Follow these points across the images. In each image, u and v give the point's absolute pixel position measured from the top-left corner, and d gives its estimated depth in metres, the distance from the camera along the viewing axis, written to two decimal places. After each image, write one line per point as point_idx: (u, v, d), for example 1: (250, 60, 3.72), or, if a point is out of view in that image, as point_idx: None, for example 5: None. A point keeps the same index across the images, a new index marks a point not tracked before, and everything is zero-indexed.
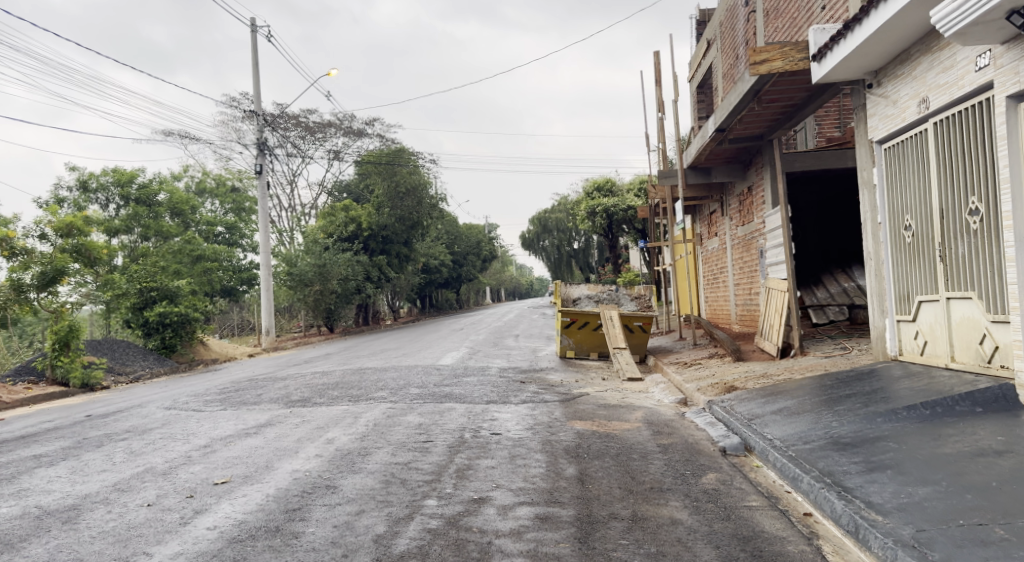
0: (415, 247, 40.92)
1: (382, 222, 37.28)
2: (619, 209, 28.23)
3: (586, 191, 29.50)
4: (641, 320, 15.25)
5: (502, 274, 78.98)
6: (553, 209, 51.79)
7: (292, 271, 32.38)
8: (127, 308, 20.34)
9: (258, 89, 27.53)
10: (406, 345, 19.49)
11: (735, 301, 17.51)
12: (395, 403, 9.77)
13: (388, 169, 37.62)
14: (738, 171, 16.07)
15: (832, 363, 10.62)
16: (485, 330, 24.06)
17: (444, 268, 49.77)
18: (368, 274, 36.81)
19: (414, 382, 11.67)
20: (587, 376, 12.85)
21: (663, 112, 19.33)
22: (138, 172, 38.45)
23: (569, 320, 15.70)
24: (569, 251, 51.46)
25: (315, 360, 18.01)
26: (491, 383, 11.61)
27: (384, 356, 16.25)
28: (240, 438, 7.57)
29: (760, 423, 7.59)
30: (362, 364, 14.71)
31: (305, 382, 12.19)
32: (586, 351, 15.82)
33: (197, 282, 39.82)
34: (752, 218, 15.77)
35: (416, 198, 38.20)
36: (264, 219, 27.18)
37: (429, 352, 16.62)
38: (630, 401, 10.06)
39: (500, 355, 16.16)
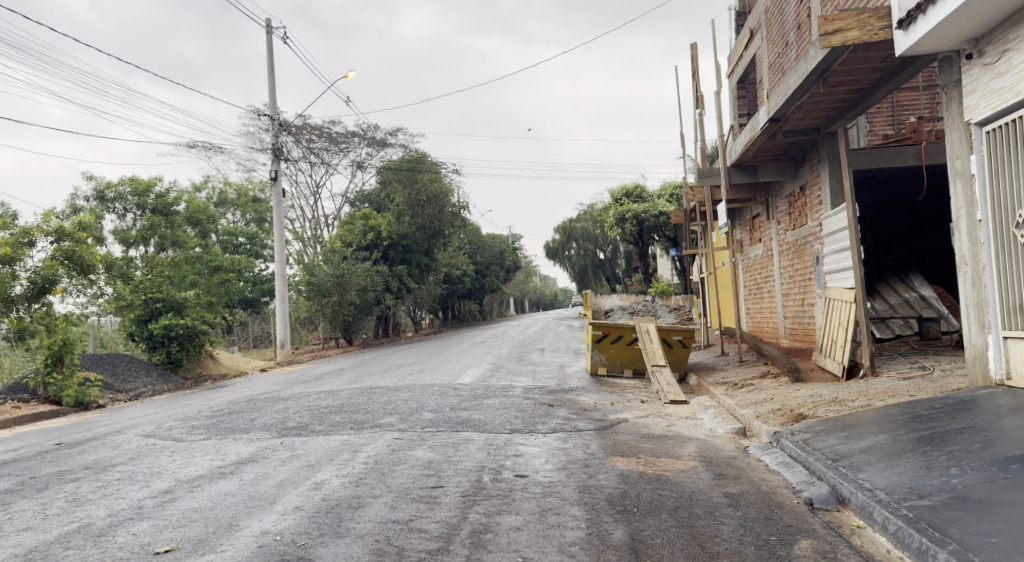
0: (436, 256, 39.70)
1: (402, 231, 36.10)
2: (650, 215, 26.66)
3: (614, 197, 28.11)
4: (682, 334, 13.75)
5: (525, 285, 77.74)
6: (579, 218, 50.35)
7: (311, 281, 31.24)
8: (132, 320, 19.17)
9: (275, 92, 26.50)
10: (423, 360, 18.11)
11: (784, 313, 15.97)
12: (403, 432, 8.37)
13: (408, 176, 36.35)
14: (789, 169, 14.61)
15: (915, 387, 9.10)
16: (509, 343, 22.62)
17: (466, 279, 48.55)
18: (387, 285, 35.63)
19: (428, 405, 10.28)
20: (624, 397, 11.37)
21: (701, 108, 17.86)
22: (156, 181, 37.56)
23: (601, 333, 14.24)
24: (595, 261, 50.01)
25: (325, 376, 16.66)
26: (515, 406, 10.19)
27: (398, 373, 14.87)
28: (209, 481, 6.21)
29: (851, 468, 6.13)
30: (373, 382, 13.35)
31: (306, 404, 10.86)
32: (619, 367, 14.35)
33: (215, 293, 38.80)
34: (805, 221, 14.28)
35: (438, 206, 36.97)
36: (280, 227, 26.02)
37: (448, 369, 15.21)
38: (679, 431, 8.58)
39: (525, 373, 14.71)
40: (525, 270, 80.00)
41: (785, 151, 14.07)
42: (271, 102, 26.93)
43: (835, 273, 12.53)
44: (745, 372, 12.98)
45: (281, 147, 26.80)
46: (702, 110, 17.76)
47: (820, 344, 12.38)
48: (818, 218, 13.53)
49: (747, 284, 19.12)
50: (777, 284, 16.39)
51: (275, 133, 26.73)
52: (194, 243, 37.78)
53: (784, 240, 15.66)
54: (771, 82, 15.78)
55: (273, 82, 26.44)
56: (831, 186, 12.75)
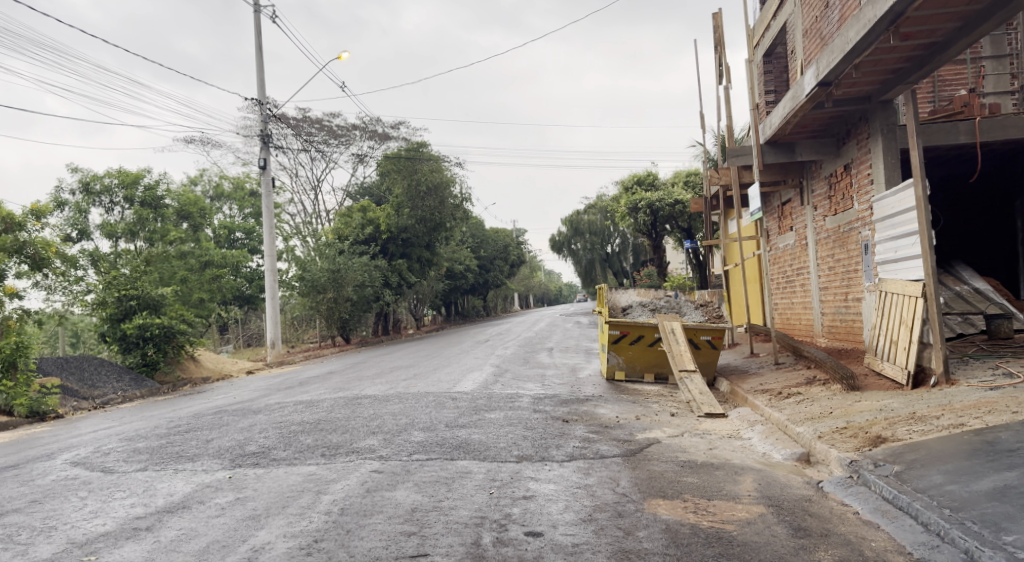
0: (438, 250, 38.08)
1: (402, 224, 34.47)
2: (665, 203, 24.86)
3: (625, 185, 26.44)
4: (712, 334, 12.12)
5: (530, 280, 76.20)
6: (586, 210, 48.61)
7: (306, 277, 29.65)
8: (103, 319, 17.49)
9: (264, 77, 24.89)
10: (420, 362, 16.47)
11: (823, 309, 14.35)
12: (386, 460, 6.73)
13: (407, 167, 34.67)
14: (830, 147, 12.99)
15: (1015, 400, 7.46)
16: (514, 342, 20.89)
17: (469, 274, 47.02)
18: (386, 280, 34.07)
19: (420, 422, 8.63)
20: (650, 409, 9.73)
21: (726, 80, 16.08)
22: (145, 173, 35.85)
23: (619, 333, 12.57)
24: (602, 254, 48.46)
25: (311, 380, 14.99)
26: (524, 424, 8.53)
27: (390, 378, 13.22)
28: (110, 547, 4.57)
29: (985, 527, 4.52)
30: (361, 390, 11.71)
31: (278, 420, 9.21)
32: (639, 372, 12.73)
33: (207, 290, 37.16)
34: (849, 204, 12.66)
35: (439, 197, 35.33)
36: (270, 218, 24.39)
37: (448, 374, 13.56)
38: (727, 459, 6.94)
39: (533, 378, 13.06)
40: (530, 264, 78.44)
41: (826, 124, 12.48)
42: (259, 87, 25.27)
43: (892, 264, 10.88)
44: (786, 377, 11.36)
45: (270, 134, 25.19)
46: (728, 84, 15.98)
47: (874, 346, 10.77)
48: (866, 201, 11.93)
49: (774, 277, 17.50)
50: (813, 277, 14.77)
51: (263, 121, 25.14)
52: (186, 237, 36.18)
53: (823, 227, 14.05)
54: (807, 50, 14.11)
55: (262, 65, 24.82)
56: (885, 163, 11.10)
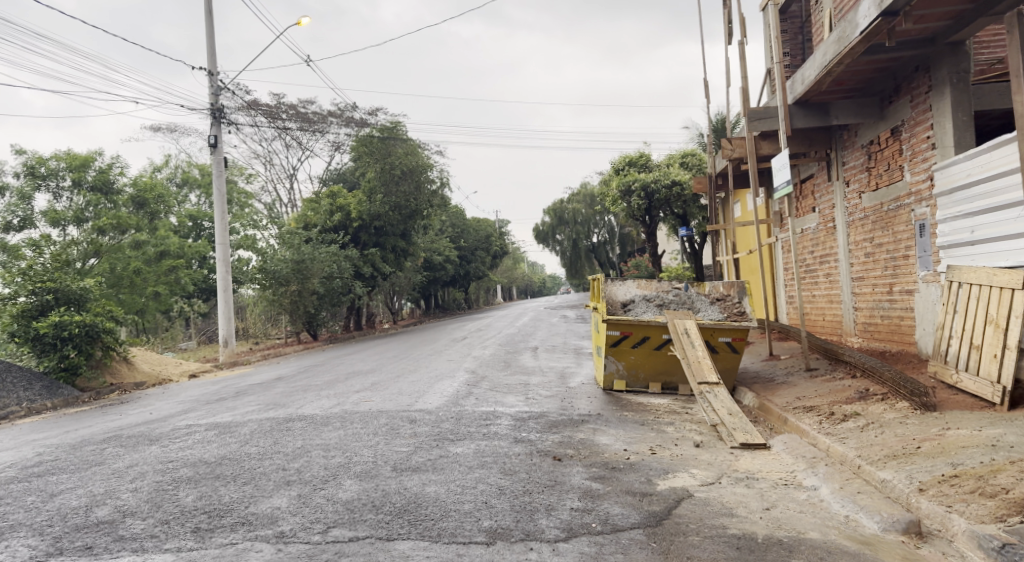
0: (414, 240, 35.61)
1: (374, 211, 31.90)
2: (661, 185, 22.52)
3: (616, 167, 24.13)
4: (732, 334, 9.88)
5: (514, 272, 73.87)
6: (570, 199, 46.20)
7: (268, 268, 27.08)
8: (11, 316, 14.97)
9: (214, 45, 22.32)
10: (383, 366, 14.06)
11: (857, 304, 12.12)
12: (286, 547, 4.42)
13: (380, 149, 32.07)
14: (870, 108, 10.80)
15: None
16: (495, 341, 18.53)
17: (449, 265, 44.62)
18: (357, 271, 31.55)
19: (358, 464, 6.28)
20: (667, 437, 7.47)
21: (740, 35, 13.78)
22: (97, 156, 33.10)
23: (619, 335, 10.29)
24: (587, 245, 46.26)
25: (251, 390, 12.53)
26: (500, 465, 6.21)
27: (341, 390, 10.84)
28: None
29: None
30: (299, 408, 9.33)
31: (169, 459, 6.82)
32: (643, 381, 10.50)
33: (164, 283, 34.44)
34: (896, 176, 10.44)
35: (414, 182, 32.84)
36: (223, 201, 21.85)
37: (411, 383, 11.16)
38: (803, 535, 4.70)
39: (514, 389, 10.70)
40: (513, 256, 76.05)
41: (869, 79, 10.29)
42: (210, 58, 22.73)
43: (965, 248, 8.69)
44: (830, 390, 9.09)
45: (223, 109, 22.64)
46: (742, 39, 13.73)
47: (943, 351, 8.49)
48: (922, 171, 9.71)
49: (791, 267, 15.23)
50: (844, 266, 12.53)
51: (214, 94, 22.54)
52: (142, 226, 33.42)
53: (859, 207, 11.82)
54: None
55: (212, 32, 22.22)
56: (953, 121, 8.96)
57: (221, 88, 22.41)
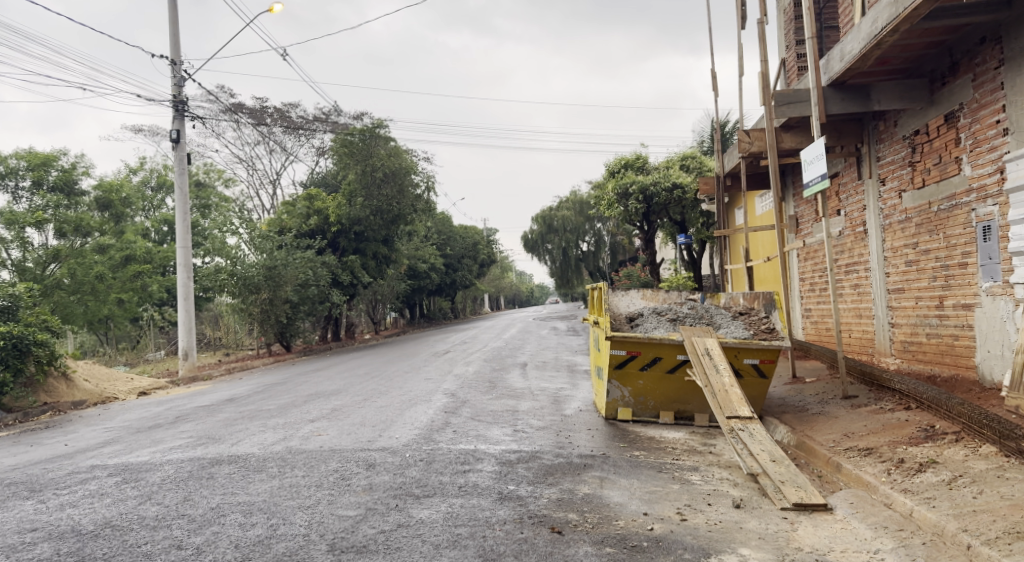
0: (397, 246, 33.89)
1: (354, 216, 30.11)
2: (661, 188, 20.92)
3: (610, 170, 22.49)
4: (759, 354, 8.28)
5: (501, 281, 72.25)
6: (559, 206, 44.63)
7: (238, 274, 25.23)
8: None
9: (178, 32, 20.60)
10: (350, 386, 12.37)
11: (893, 320, 10.50)
12: None
13: (362, 150, 30.09)
14: (917, 91, 9.25)
15: None
16: (480, 356, 16.80)
17: (434, 273, 42.90)
18: (335, 278, 29.78)
19: (284, 541, 4.64)
20: (698, 492, 5.84)
21: (758, 13, 12.19)
22: (60, 155, 31.25)
23: (625, 355, 8.66)
24: (577, 254, 44.64)
25: (193, 415, 10.77)
26: (479, 543, 4.57)
27: (295, 418, 9.17)
28: None
29: None
30: (234, 444, 7.60)
31: (35, 527, 5.11)
32: (652, 410, 8.90)
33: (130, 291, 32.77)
34: (949, 167, 8.87)
35: (397, 185, 30.84)
36: (186, 202, 20.19)
37: (378, 410, 9.43)
38: None
39: (500, 418, 9.00)
40: (501, 265, 74.45)
41: (920, 54, 8.74)
42: (174, 47, 20.99)
43: None
44: (883, 425, 7.46)
45: (186, 101, 20.91)
46: (760, 18, 12.14)
47: None
48: (987, 161, 8.17)
49: (806, 276, 13.66)
50: (876, 276, 10.88)
51: (178, 85, 20.76)
52: (106, 229, 31.49)
53: (896, 207, 10.24)
54: None
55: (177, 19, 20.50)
56: None
57: (184, 78, 20.67)
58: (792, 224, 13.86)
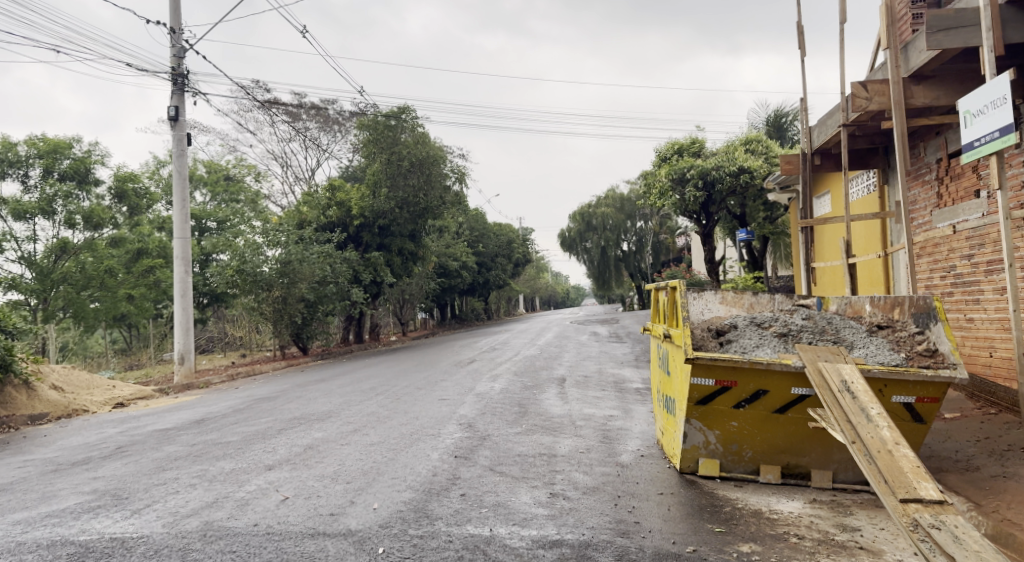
0: (425, 242, 31.33)
1: (378, 208, 27.63)
2: (724, 173, 18.06)
3: (662, 155, 19.73)
4: (916, 382, 5.60)
5: (536, 282, 69.63)
6: (598, 203, 41.72)
7: (246, 270, 22.75)
8: None
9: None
10: (345, 408, 9.76)
11: None
12: None
13: (387, 137, 27.48)
14: None
15: None
16: (509, 368, 14.13)
17: (466, 272, 40.29)
18: (355, 274, 27.32)
19: None
20: None
21: None
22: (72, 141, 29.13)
23: (715, 385, 5.99)
24: (617, 255, 41.80)
25: (134, 447, 8.27)
26: None
27: (250, 462, 6.62)
28: None
29: None
30: (134, 514, 5.10)
31: None
32: (753, 462, 6.24)
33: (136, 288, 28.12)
34: None
35: (425, 175, 28.16)
36: (186, 187, 17.74)
37: (362, 452, 6.84)
38: None
39: (530, 470, 6.36)
40: (537, 266, 71.77)
41: None
42: (175, 16, 18.66)
43: None
44: None
45: None
46: None
47: None
48: None
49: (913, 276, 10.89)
50: None
51: (177, 57, 18.10)
52: None
53: None
54: None
55: None
56: None
57: (184, 49, 18.12)
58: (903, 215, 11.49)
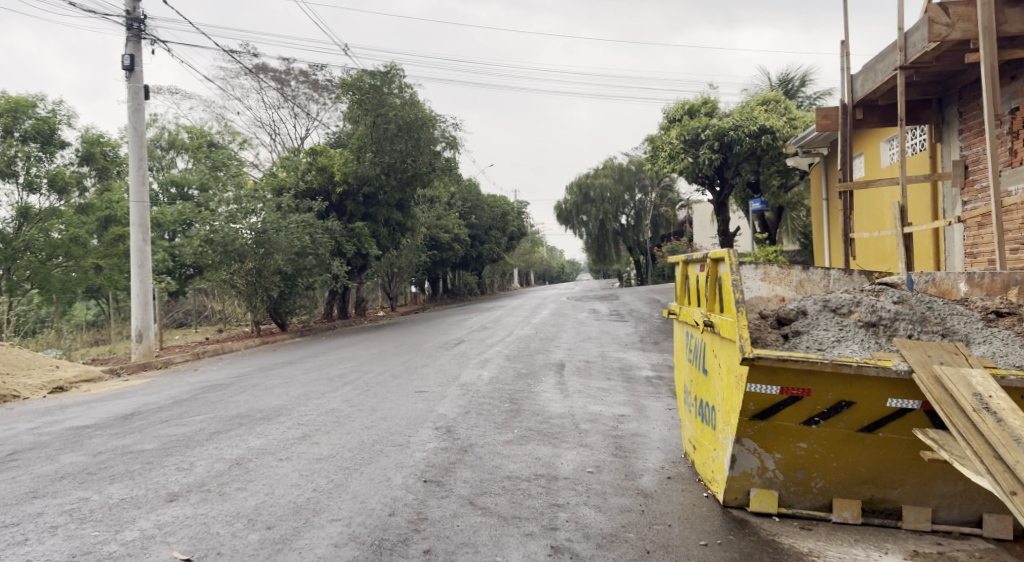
0: (413, 212, 29.50)
1: (363, 174, 25.75)
2: (743, 134, 16.57)
3: (669, 116, 18.05)
4: None
5: (531, 256, 67.85)
6: (596, 173, 39.86)
7: (215, 239, 20.92)
8: None
9: None
10: (300, 403, 8.03)
11: None
12: None
13: (372, 98, 25.53)
14: None
15: None
16: (499, 351, 12.43)
17: (459, 245, 38.48)
18: (338, 245, 25.50)
19: None
20: None
21: None
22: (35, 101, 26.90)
23: (778, 393, 4.35)
24: (615, 228, 40.04)
25: (24, 456, 6.52)
26: None
27: (149, 488, 4.89)
28: None
29: None
30: None
31: None
32: (826, 496, 4.63)
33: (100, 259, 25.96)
34: None
35: (413, 139, 26.18)
36: (143, 146, 15.91)
37: (299, 473, 5.15)
38: None
39: (523, 504, 4.69)
40: (533, 239, 69.96)
41: None
42: None
43: None
44: None
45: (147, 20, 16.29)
46: None
47: None
48: None
49: (980, 246, 9.80)
50: None
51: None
52: None
53: None
54: None
55: None
56: None
57: None
58: (959, 175, 10.07)
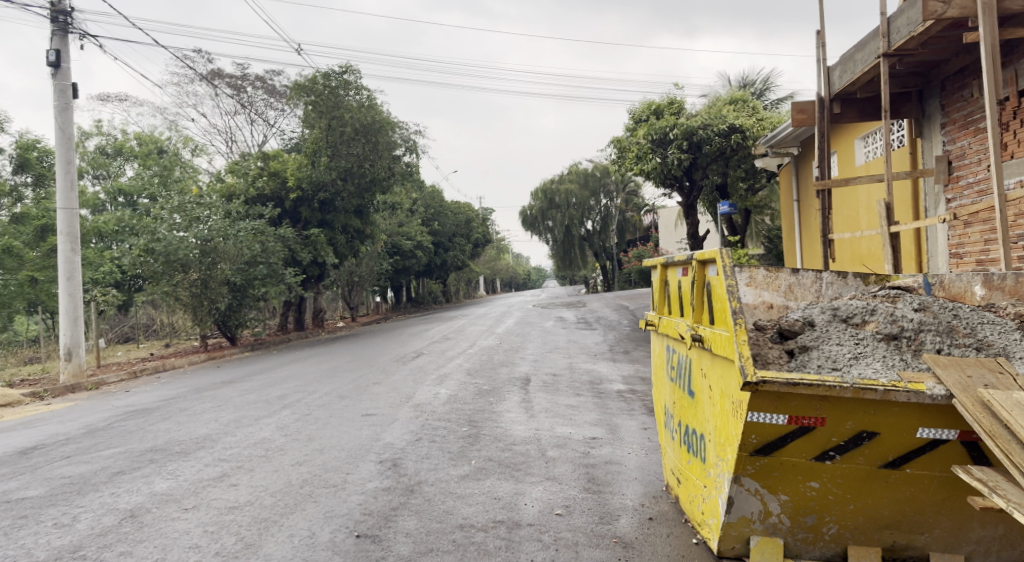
0: (373, 219, 28.49)
1: (318, 180, 24.69)
2: (713, 133, 15.98)
3: (634, 116, 17.28)
4: None
5: (497, 263, 67.02)
6: (561, 178, 39.18)
7: (158, 248, 19.75)
8: None
9: None
10: (229, 432, 7.07)
11: None
12: None
13: (328, 101, 24.50)
14: None
15: None
16: (459, 365, 11.53)
17: (422, 253, 37.51)
18: (292, 254, 24.40)
19: None
20: None
21: None
22: None
23: (785, 423, 3.55)
24: (581, 233, 39.38)
25: None
26: None
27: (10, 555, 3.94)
28: None
29: None
30: None
31: None
32: (842, 545, 3.79)
33: None
34: None
35: (371, 143, 25.20)
36: (71, 150, 14.78)
37: (203, 529, 4.23)
38: None
39: None
40: (499, 245, 69.13)
41: None
42: None
43: None
44: None
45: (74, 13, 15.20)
46: None
47: None
48: None
49: (967, 245, 9.17)
50: None
51: None
52: None
53: None
54: None
55: None
56: None
57: None
58: (943, 170, 9.45)
